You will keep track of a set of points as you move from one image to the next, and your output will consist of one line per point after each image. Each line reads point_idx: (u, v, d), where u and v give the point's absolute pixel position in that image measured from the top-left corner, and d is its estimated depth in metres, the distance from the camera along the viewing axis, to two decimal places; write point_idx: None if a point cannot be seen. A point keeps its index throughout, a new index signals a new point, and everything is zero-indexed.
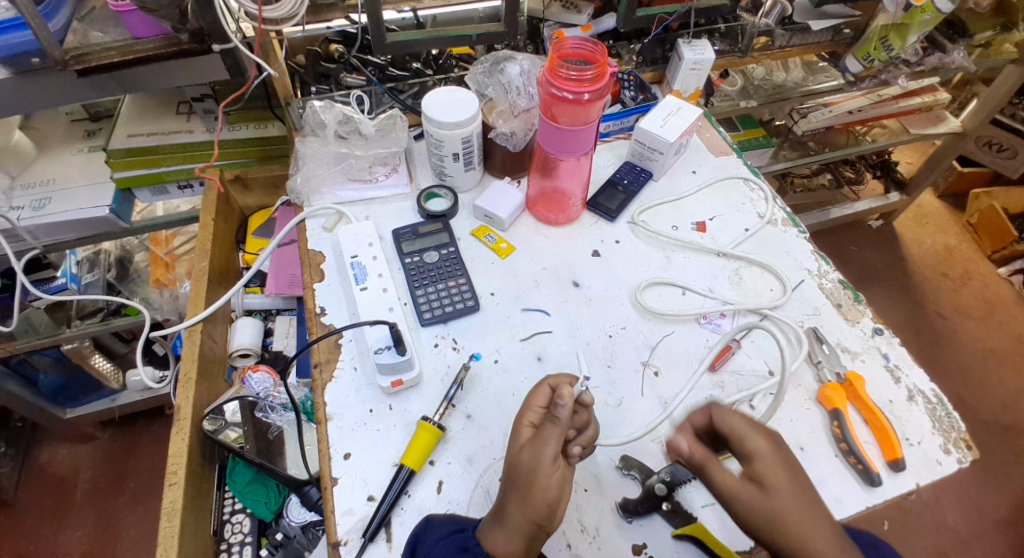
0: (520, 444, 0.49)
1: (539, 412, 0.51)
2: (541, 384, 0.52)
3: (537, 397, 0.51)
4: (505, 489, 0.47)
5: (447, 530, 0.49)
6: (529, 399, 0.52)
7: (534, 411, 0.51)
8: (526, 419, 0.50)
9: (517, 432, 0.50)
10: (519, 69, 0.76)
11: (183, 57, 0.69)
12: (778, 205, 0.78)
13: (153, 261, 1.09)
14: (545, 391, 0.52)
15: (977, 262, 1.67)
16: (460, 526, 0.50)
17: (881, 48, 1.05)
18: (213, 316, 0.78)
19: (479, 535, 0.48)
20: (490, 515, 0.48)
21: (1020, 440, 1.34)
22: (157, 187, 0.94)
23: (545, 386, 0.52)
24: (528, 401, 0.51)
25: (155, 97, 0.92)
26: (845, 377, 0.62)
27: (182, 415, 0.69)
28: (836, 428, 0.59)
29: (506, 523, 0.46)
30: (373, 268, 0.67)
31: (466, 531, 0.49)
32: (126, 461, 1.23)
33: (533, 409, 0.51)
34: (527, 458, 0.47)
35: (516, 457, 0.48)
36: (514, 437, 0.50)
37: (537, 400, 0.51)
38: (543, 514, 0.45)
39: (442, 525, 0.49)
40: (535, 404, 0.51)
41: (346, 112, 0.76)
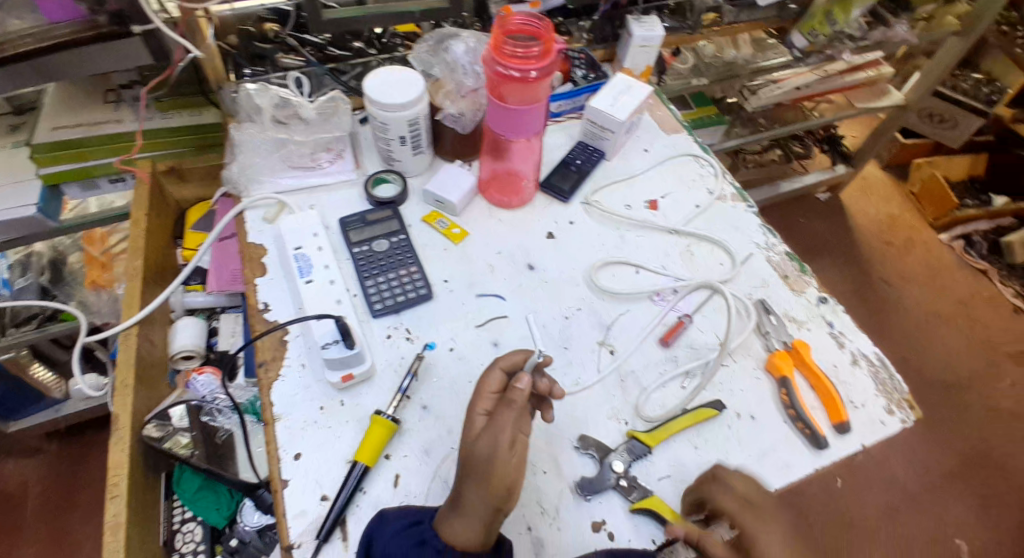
0: (475, 431, 0.48)
1: (493, 397, 0.50)
2: (493, 369, 0.52)
3: (489, 381, 0.51)
4: (461, 479, 0.45)
5: (404, 523, 0.47)
6: (482, 383, 0.51)
7: (488, 397, 0.50)
8: (479, 406, 0.49)
9: (471, 422, 0.49)
10: (463, 48, 0.74)
11: (104, 42, 0.63)
12: (727, 181, 0.79)
13: (87, 261, 1.02)
14: (497, 376, 0.51)
15: (920, 230, 1.75)
16: (416, 518, 0.48)
17: (825, 23, 1.10)
18: (152, 317, 0.74)
19: (435, 525, 0.47)
20: (448, 502, 0.47)
21: (960, 396, 1.42)
22: (86, 182, 0.88)
23: (497, 369, 0.52)
24: (481, 386, 0.51)
25: (80, 85, 0.84)
26: (791, 345, 0.64)
27: (119, 425, 0.64)
28: (783, 394, 0.60)
29: (459, 510, 0.45)
30: (319, 259, 0.64)
31: (422, 523, 0.48)
32: (76, 473, 1.16)
33: (487, 395, 0.50)
34: (484, 450, 0.45)
35: (471, 445, 0.46)
36: (468, 427, 0.48)
37: (490, 385, 0.51)
38: (499, 498, 0.44)
39: (398, 519, 0.48)
40: (488, 388, 0.51)
41: (282, 95, 0.72)
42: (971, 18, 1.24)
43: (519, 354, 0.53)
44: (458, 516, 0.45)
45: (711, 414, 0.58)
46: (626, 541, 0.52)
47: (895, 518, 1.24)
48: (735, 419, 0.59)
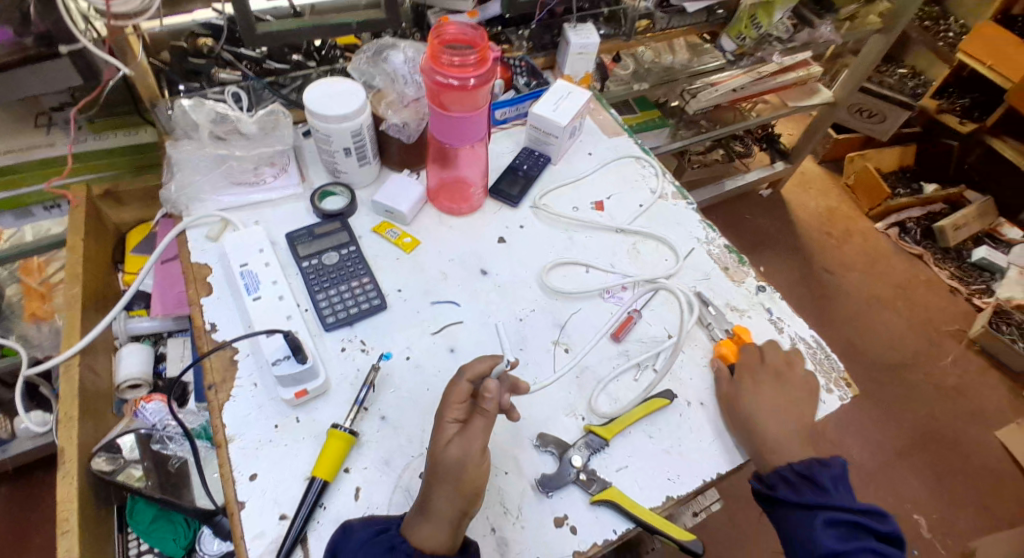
0: (446, 442, 0.49)
1: (461, 406, 0.51)
2: (461, 378, 0.52)
3: (457, 391, 0.51)
4: (431, 484, 0.47)
5: (368, 531, 0.47)
6: (449, 391, 0.51)
7: (457, 406, 0.50)
8: (447, 416, 0.50)
9: (441, 430, 0.49)
10: (403, 57, 0.75)
11: (32, 64, 0.63)
12: (668, 180, 0.82)
13: (25, 293, 0.98)
14: (466, 385, 0.51)
15: (857, 220, 1.85)
16: (380, 527, 0.48)
17: (750, 27, 1.17)
18: (93, 346, 0.71)
19: (403, 531, 0.47)
20: (415, 507, 0.48)
21: (901, 374, 1.52)
22: (19, 211, 0.84)
23: (463, 381, 0.51)
24: (449, 395, 0.51)
25: (5, 108, 0.80)
26: (734, 333, 0.66)
27: (66, 459, 0.63)
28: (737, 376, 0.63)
29: (424, 512, 0.47)
30: (267, 275, 0.63)
31: (387, 531, 0.48)
32: (21, 518, 1.09)
33: (456, 404, 0.50)
34: (457, 453, 0.47)
35: (442, 451, 0.48)
36: (438, 437, 0.49)
37: (457, 394, 0.51)
38: (467, 500, 0.47)
39: (362, 528, 0.48)
40: (455, 399, 0.51)
41: (219, 110, 0.71)
42: (891, 15, 1.34)
43: (486, 360, 0.53)
44: (425, 520, 0.46)
45: (663, 404, 0.60)
46: (591, 534, 0.53)
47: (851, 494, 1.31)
48: (686, 407, 0.62)
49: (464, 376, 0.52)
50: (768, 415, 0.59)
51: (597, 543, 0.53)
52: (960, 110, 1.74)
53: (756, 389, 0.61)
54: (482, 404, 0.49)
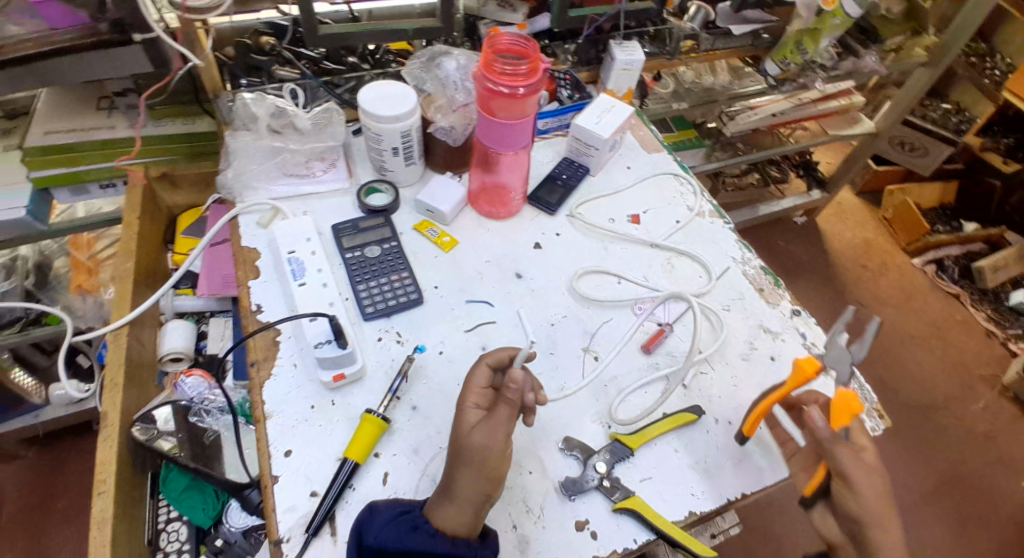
0: (470, 425, 0.49)
1: (480, 392, 0.52)
2: (479, 365, 0.54)
3: (476, 378, 0.53)
4: (452, 466, 0.47)
5: (394, 512, 0.49)
6: (470, 380, 0.53)
7: (478, 392, 0.52)
8: (468, 402, 0.51)
9: (464, 414, 0.50)
10: (455, 65, 0.78)
11: (103, 48, 0.64)
12: (705, 198, 0.83)
13: (74, 266, 1.03)
14: (484, 371, 0.54)
15: (894, 254, 1.82)
16: (406, 509, 0.50)
17: (796, 52, 1.18)
18: (141, 319, 0.75)
19: (428, 514, 0.48)
20: (438, 490, 0.49)
21: (932, 415, 1.48)
22: (76, 187, 0.88)
23: (484, 365, 0.54)
24: (469, 382, 0.53)
25: (74, 91, 0.86)
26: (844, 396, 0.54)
27: (108, 422, 0.66)
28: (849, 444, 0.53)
29: (446, 495, 0.48)
30: (313, 263, 0.66)
31: (410, 512, 0.49)
32: (53, 482, 1.14)
33: (476, 391, 0.52)
34: (480, 439, 0.48)
35: (466, 437, 0.48)
36: (460, 422, 0.50)
37: (477, 381, 0.53)
38: (493, 485, 0.48)
39: (389, 509, 0.49)
40: (475, 384, 0.52)
41: (279, 105, 0.74)
42: (939, 49, 1.33)
43: (505, 350, 0.56)
44: (449, 502, 0.47)
45: (690, 418, 0.61)
46: (609, 542, 0.53)
47: None
48: (713, 424, 0.62)
49: (483, 364, 0.54)
50: (880, 505, 0.50)
51: (616, 550, 0.53)
52: (1004, 150, 1.78)
53: (869, 472, 0.51)
54: (504, 393, 0.49)
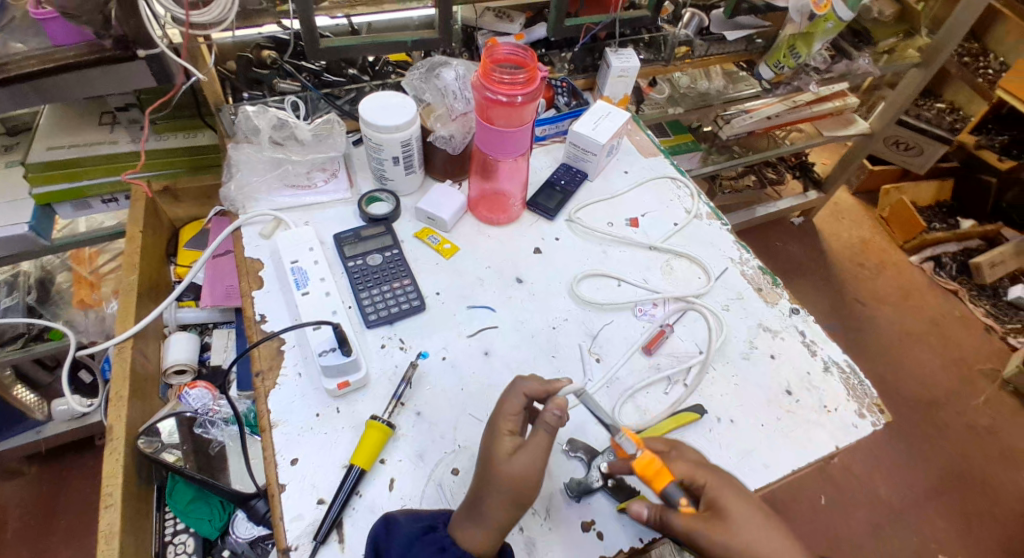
0: (506, 453, 0.49)
1: (515, 420, 0.51)
2: (516, 392, 0.53)
3: (509, 405, 0.52)
4: (482, 489, 0.47)
5: (417, 527, 0.49)
6: (504, 405, 0.52)
7: (511, 419, 0.51)
8: (503, 430, 0.50)
9: (499, 442, 0.49)
10: (454, 75, 0.78)
11: (107, 64, 0.65)
12: (702, 200, 0.84)
13: (75, 281, 1.03)
14: (520, 399, 0.52)
15: (890, 252, 1.83)
16: (425, 521, 0.50)
17: (789, 56, 1.14)
18: (145, 332, 0.75)
19: (452, 532, 0.49)
20: (463, 507, 0.49)
21: (935, 413, 1.48)
22: (79, 202, 0.89)
23: (518, 393, 0.53)
24: (502, 408, 0.52)
25: (76, 108, 0.87)
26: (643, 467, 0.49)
27: (114, 436, 0.66)
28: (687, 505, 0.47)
29: (473, 513, 0.48)
30: (315, 272, 0.66)
31: (435, 528, 0.49)
32: (55, 498, 1.14)
33: (509, 417, 0.51)
34: (521, 466, 0.48)
35: (507, 466, 0.48)
36: (495, 449, 0.49)
37: (511, 407, 0.52)
38: (517, 510, 0.48)
39: (409, 523, 0.49)
40: (509, 412, 0.51)
41: (281, 117, 0.75)
42: (931, 51, 1.34)
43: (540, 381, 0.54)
44: (477, 526, 0.48)
45: (692, 417, 0.61)
46: (616, 542, 0.54)
47: (881, 537, 1.27)
48: (716, 423, 0.62)
49: (518, 389, 0.53)
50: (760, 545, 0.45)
51: (622, 550, 0.53)
52: (998, 147, 1.75)
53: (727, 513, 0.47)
54: (545, 421, 0.49)
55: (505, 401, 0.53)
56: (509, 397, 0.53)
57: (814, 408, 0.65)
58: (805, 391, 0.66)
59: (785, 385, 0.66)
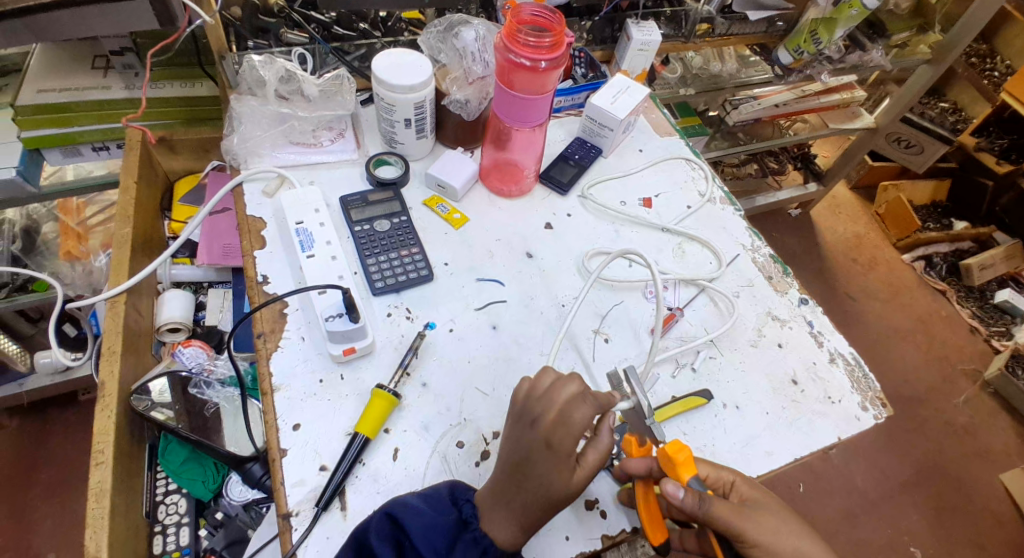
0: (568, 475, 0.46)
1: (579, 436, 0.46)
2: (582, 404, 0.47)
3: (577, 417, 0.46)
4: (530, 500, 0.46)
5: (449, 521, 0.47)
6: (569, 415, 0.47)
7: (576, 433, 0.46)
8: (568, 447, 0.46)
9: (563, 462, 0.46)
10: (474, 35, 0.73)
11: (106, 3, 0.61)
12: (717, 184, 0.82)
13: (62, 232, 0.99)
14: (588, 413, 0.47)
15: (884, 249, 1.84)
16: (452, 514, 0.48)
17: (810, 41, 1.12)
18: (138, 288, 0.73)
19: (482, 526, 0.48)
20: (494, 499, 0.48)
21: (919, 409, 1.50)
22: (69, 148, 0.85)
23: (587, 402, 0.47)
24: (571, 421, 0.46)
25: (68, 48, 0.82)
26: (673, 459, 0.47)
27: (107, 392, 0.64)
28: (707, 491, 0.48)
29: (512, 515, 0.47)
30: (321, 235, 0.64)
31: (468, 524, 0.48)
32: (37, 452, 1.12)
33: (573, 436, 0.46)
34: (579, 486, 0.47)
35: (567, 487, 0.46)
36: (560, 470, 0.46)
37: (580, 420, 0.46)
38: (545, 512, 0.47)
39: (435, 515, 0.47)
40: (578, 427, 0.46)
41: (288, 69, 0.71)
42: (942, 47, 1.32)
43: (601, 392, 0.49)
44: (517, 528, 0.47)
45: (700, 402, 0.61)
46: (619, 521, 0.54)
47: (853, 522, 1.31)
48: (722, 408, 0.62)
49: (584, 397, 0.48)
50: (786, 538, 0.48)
51: (625, 529, 0.53)
52: (998, 151, 1.73)
53: (756, 510, 0.49)
54: (602, 442, 0.49)
55: (567, 408, 0.47)
56: (573, 406, 0.47)
57: (819, 398, 0.65)
58: (810, 381, 0.66)
59: (791, 374, 0.66)
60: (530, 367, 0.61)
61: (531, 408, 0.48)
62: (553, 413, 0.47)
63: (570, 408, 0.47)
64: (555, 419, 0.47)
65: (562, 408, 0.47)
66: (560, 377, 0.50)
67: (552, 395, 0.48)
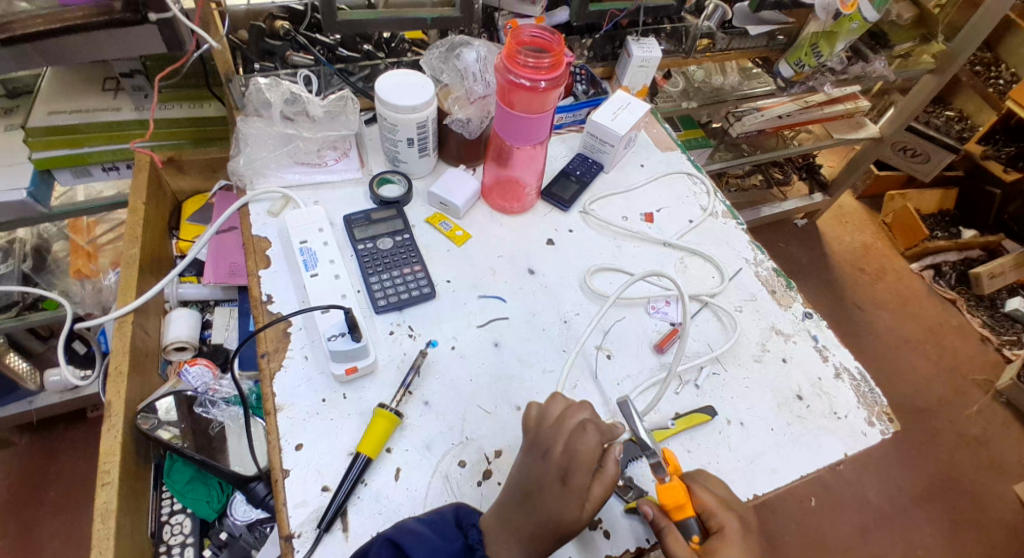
0: (579, 508, 0.46)
1: (591, 467, 0.47)
2: (588, 433, 0.47)
3: (583, 447, 0.47)
4: (535, 533, 0.46)
5: (447, 543, 0.47)
6: (576, 448, 0.47)
7: (585, 464, 0.46)
8: (577, 480, 0.46)
9: (571, 494, 0.46)
10: (474, 56, 0.75)
11: (114, 28, 0.62)
12: (718, 198, 0.82)
13: (72, 251, 1.01)
14: (595, 443, 0.47)
15: (892, 258, 1.82)
16: (459, 542, 0.47)
17: (811, 55, 1.12)
18: (146, 307, 0.73)
19: (487, 550, 0.47)
20: (500, 523, 0.48)
21: (931, 421, 1.48)
22: (79, 169, 0.87)
23: (592, 429, 0.48)
24: (577, 455, 0.46)
25: (79, 72, 0.84)
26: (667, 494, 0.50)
27: (113, 412, 0.64)
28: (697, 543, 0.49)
29: (520, 542, 0.47)
30: (325, 254, 0.65)
31: (473, 549, 0.47)
32: (46, 468, 1.13)
33: (586, 467, 0.46)
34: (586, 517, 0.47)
35: (573, 522, 0.46)
36: (568, 501, 0.46)
37: (586, 452, 0.46)
38: (556, 541, 0.47)
39: (436, 539, 0.47)
40: (586, 457, 0.46)
41: (293, 91, 0.72)
42: (946, 57, 1.32)
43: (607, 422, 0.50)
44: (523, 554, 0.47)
45: (703, 418, 0.60)
46: (622, 541, 0.53)
47: (865, 537, 1.28)
48: (725, 425, 0.61)
49: (587, 427, 0.48)
50: None
51: (627, 550, 0.53)
52: (1005, 159, 1.76)
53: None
54: (605, 470, 0.48)
55: (573, 439, 0.47)
56: (579, 436, 0.47)
57: (824, 414, 0.64)
58: (815, 396, 0.65)
59: (796, 389, 0.65)
60: (533, 383, 0.61)
61: (541, 438, 0.49)
62: (562, 444, 0.47)
63: (576, 437, 0.47)
64: (563, 451, 0.47)
65: (569, 440, 0.47)
66: (568, 408, 0.51)
67: (560, 424, 0.49)
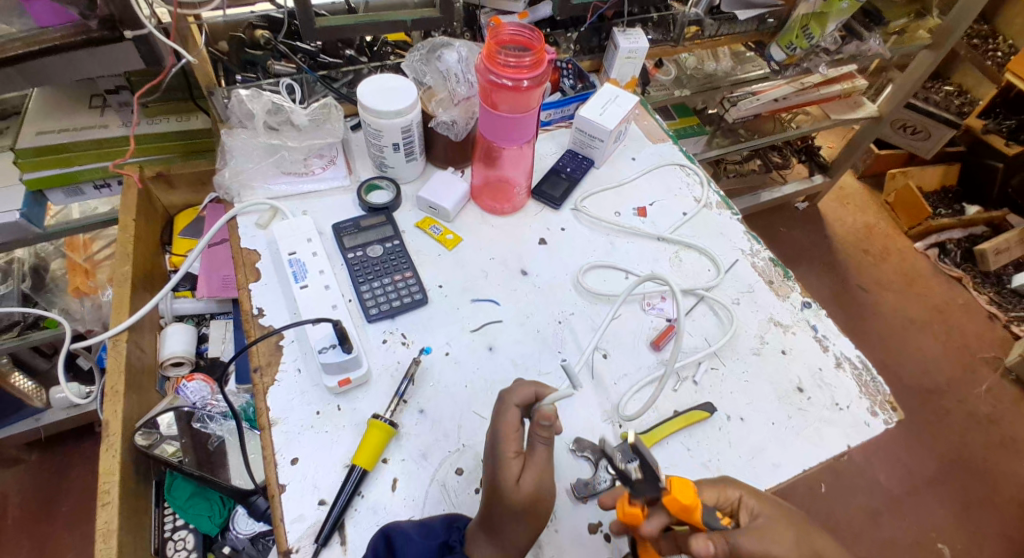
0: (513, 478, 0.46)
1: (517, 438, 0.48)
2: (507, 407, 0.50)
3: (506, 420, 0.49)
4: (496, 518, 0.47)
5: (433, 545, 0.48)
6: (499, 423, 0.49)
7: (512, 438, 0.48)
8: (507, 452, 0.47)
9: (505, 467, 0.47)
10: (457, 57, 0.76)
11: (94, 46, 0.62)
12: (712, 189, 0.81)
13: (70, 268, 1.01)
14: (514, 414, 0.49)
15: (895, 238, 1.80)
16: (440, 539, 0.49)
17: (802, 37, 1.10)
18: (140, 324, 0.73)
19: (466, 550, 0.48)
20: (476, 521, 0.48)
21: (939, 401, 1.47)
22: (70, 188, 0.87)
23: (512, 407, 0.49)
24: (501, 430, 0.48)
25: (66, 89, 0.84)
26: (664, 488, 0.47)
27: (111, 432, 0.64)
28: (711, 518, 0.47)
29: (494, 537, 0.47)
30: (314, 265, 0.64)
31: (452, 548, 0.48)
32: (56, 485, 1.13)
33: (510, 437, 0.48)
34: (530, 488, 0.46)
35: (512, 493, 0.46)
36: (502, 474, 0.46)
37: (507, 426, 0.48)
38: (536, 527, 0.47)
39: (423, 539, 0.48)
40: (508, 429, 0.48)
41: (275, 101, 0.73)
42: (941, 32, 1.29)
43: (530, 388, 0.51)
44: (495, 551, 0.47)
45: (703, 416, 0.60)
46: (622, 543, 0.53)
47: (876, 521, 1.28)
48: (726, 421, 0.61)
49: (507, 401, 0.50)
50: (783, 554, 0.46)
51: (628, 553, 0.52)
52: (1006, 132, 1.68)
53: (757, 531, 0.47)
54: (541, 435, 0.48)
55: (498, 417, 0.50)
56: (501, 412, 0.49)
57: (826, 405, 0.63)
58: (817, 389, 0.64)
59: (796, 382, 0.65)
60: None
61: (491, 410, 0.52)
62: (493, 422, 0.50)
63: (499, 413, 0.50)
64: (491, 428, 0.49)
65: (495, 419, 0.50)
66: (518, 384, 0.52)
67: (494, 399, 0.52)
